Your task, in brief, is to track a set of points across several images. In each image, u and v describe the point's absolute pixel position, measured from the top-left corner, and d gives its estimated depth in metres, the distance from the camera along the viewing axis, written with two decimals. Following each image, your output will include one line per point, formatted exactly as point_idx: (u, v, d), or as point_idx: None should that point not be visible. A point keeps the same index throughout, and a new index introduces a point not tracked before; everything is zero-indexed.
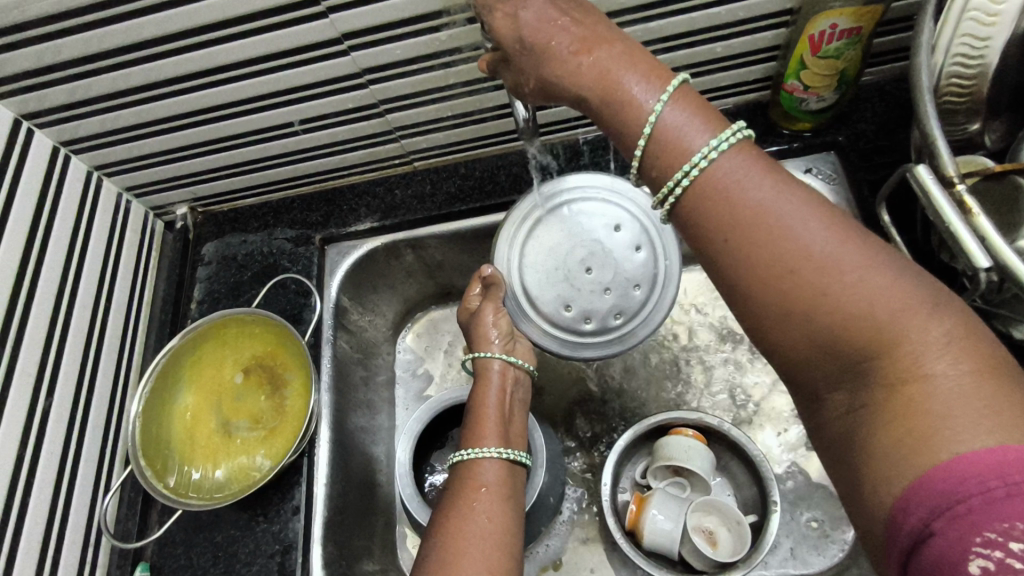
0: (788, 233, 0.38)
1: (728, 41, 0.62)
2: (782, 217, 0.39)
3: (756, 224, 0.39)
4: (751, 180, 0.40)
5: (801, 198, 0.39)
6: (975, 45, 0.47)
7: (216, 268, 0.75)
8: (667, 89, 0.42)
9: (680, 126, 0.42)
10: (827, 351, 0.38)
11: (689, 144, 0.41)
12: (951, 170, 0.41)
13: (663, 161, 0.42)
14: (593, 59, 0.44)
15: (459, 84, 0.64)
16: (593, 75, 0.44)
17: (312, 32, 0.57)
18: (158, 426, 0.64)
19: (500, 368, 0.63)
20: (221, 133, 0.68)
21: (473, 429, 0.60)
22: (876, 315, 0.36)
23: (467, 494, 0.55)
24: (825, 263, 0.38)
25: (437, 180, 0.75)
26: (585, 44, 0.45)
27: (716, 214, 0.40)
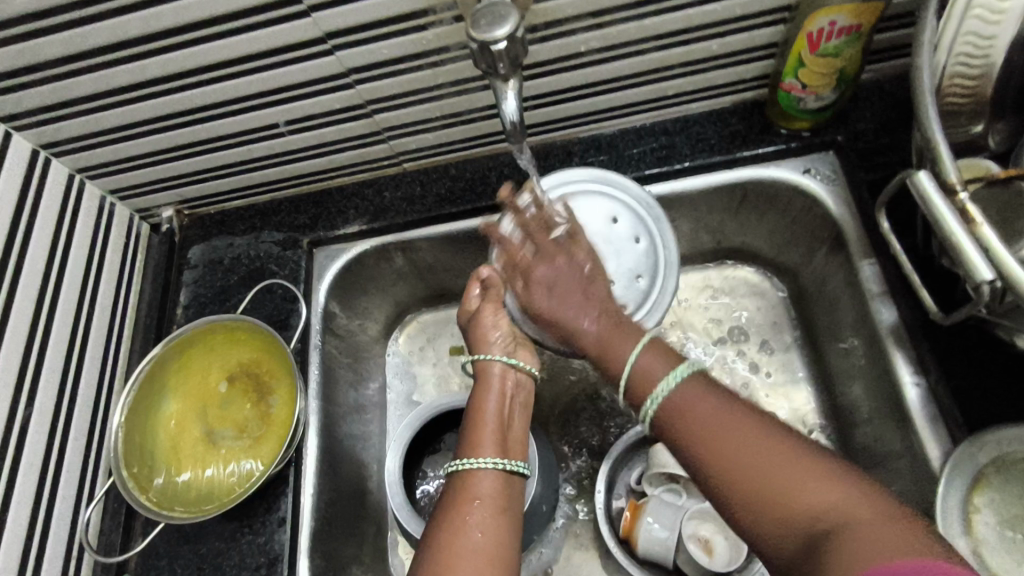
0: (732, 433, 0.46)
1: (724, 38, 0.60)
2: (711, 414, 0.48)
3: (708, 425, 0.47)
4: (706, 397, 0.49)
5: (745, 413, 0.48)
6: (979, 44, 0.45)
7: (202, 272, 0.74)
8: (641, 343, 0.55)
9: (653, 368, 0.53)
10: (779, 534, 0.42)
11: (657, 380, 0.52)
12: (953, 177, 0.39)
13: (638, 396, 0.53)
14: (582, 317, 0.58)
15: (448, 84, 0.62)
16: (581, 333, 0.58)
17: (295, 32, 0.55)
18: (142, 436, 0.62)
19: (500, 370, 0.59)
20: (206, 135, 0.66)
21: (468, 437, 0.56)
22: (793, 481, 0.43)
23: (461, 509, 0.52)
24: (747, 443, 0.46)
25: (426, 182, 0.73)
26: (581, 300, 0.58)
27: (676, 421, 0.49)
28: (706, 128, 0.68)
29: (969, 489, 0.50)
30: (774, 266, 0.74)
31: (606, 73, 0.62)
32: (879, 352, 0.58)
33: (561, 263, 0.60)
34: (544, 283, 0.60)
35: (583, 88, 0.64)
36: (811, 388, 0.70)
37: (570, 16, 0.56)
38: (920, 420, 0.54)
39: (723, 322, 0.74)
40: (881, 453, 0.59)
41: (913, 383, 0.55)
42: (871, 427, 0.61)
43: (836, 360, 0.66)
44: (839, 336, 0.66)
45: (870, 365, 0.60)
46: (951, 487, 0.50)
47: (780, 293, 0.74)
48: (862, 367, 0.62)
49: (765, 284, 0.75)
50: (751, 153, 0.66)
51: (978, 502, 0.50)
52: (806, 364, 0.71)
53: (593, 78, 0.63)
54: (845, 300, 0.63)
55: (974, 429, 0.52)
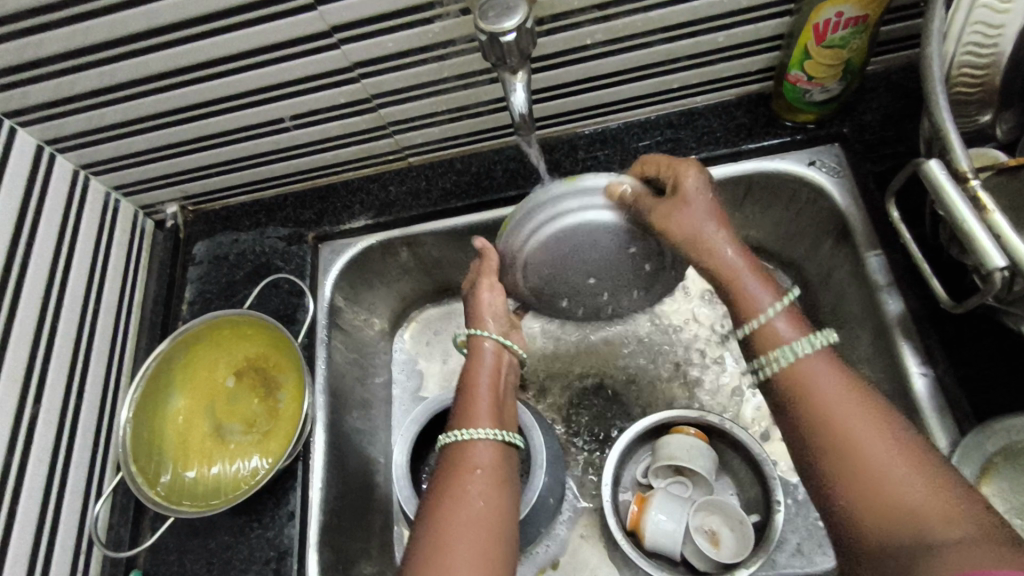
0: (851, 416, 0.45)
1: (730, 30, 0.60)
2: (841, 400, 0.46)
3: (828, 405, 0.46)
4: (832, 375, 0.47)
5: (873, 402, 0.46)
6: (988, 33, 0.45)
7: (208, 268, 0.74)
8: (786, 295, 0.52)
9: (786, 330, 0.50)
10: (880, 520, 0.42)
11: (784, 337, 0.49)
12: (965, 165, 0.39)
13: (760, 342, 0.51)
14: (728, 245, 0.54)
15: (454, 78, 0.62)
16: (719, 256, 0.54)
17: (301, 25, 0.55)
18: (149, 431, 0.62)
19: (493, 348, 0.60)
20: (211, 130, 0.66)
21: (464, 409, 0.57)
22: (914, 490, 0.41)
23: (461, 477, 0.52)
24: (874, 441, 0.44)
25: (432, 176, 0.73)
26: (724, 229, 0.55)
27: (789, 393, 0.48)
28: (711, 121, 0.68)
29: (978, 479, 0.50)
30: (779, 258, 0.74)
31: (612, 66, 0.62)
32: (886, 342, 0.58)
33: (709, 194, 0.55)
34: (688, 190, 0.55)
35: (589, 82, 0.64)
36: None
37: (576, 8, 0.56)
38: (928, 410, 0.53)
39: None
40: None
41: (920, 373, 0.54)
42: None
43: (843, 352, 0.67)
44: (845, 329, 0.66)
45: (877, 357, 0.60)
46: (961, 478, 0.49)
47: (786, 286, 0.74)
48: (868, 359, 0.62)
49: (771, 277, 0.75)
50: (756, 146, 0.66)
51: (988, 492, 0.50)
52: None
53: (599, 71, 0.63)
54: (852, 292, 0.63)
55: (981, 419, 0.52)
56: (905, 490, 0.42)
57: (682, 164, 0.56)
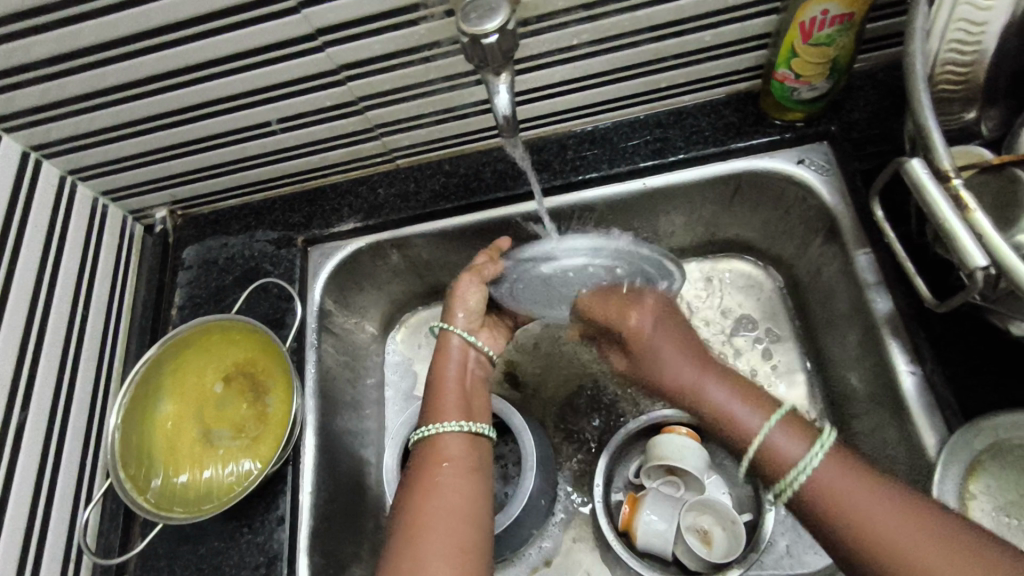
0: (890, 519, 0.42)
1: (717, 29, 0.60)
2: (856, 497, 0.44)
3: (865, 513, 0.43)
4: (852, 478, 0.45)
5: (884, 489, 0.44)
6: (971, 30, 0.45)
7: (197, 273, 0.73)
8: (776, 415, 0.50)
9: (788, 442, 0.48)
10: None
11: (791, 456, 0.48)
12: (947, 163, 0.39)
13: (768, 463, 0.49)
14: (715, 385, 0.53)
15: (440, 80, 0.62)
16: (710, 397, 0.53)
17: (284, 28, 0.55)
18: (139, 437, 0.62)
19: (459, 344, 0.62)
20: (197, 134, 0.66)
21: (433, 404, 0.58)
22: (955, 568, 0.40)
23: (429, 470, 0.53)
24: (899, 529, 0.42)
25: (420, 178, 0.73)
26: (697, 366, 0.55)
27: (826, 511, 0.45)
28: (700, 120, 0.68)
29: (965, 477, 0.50)
30: (770, 257, 0.74)
31: (599, 66, 0.62)
32: (875, 340, 0.58)
33: (661, 323, 0.58)
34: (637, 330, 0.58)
35: (576, 82, 0.64)
36: (808, 379, 0.70)
37: (562, 9, 0.55)
38: (915, 408, 0.53)
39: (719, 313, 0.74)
40: (880, 442, 0.59)
41: (908, 371, 0.54)
42: (868, 417, 0.61)
43: (834, 351, 0.66)
44: (835, 327, 0.66)
45: (866, 355, 0.60)
46: (947, 475, 0.50)
47: (777, 284, 0.75)
48: (859, 358, 0.62)
49: (762, 275, 0.75)
50: (745, 144, 0.66)
51: (975, 490, 0.50)
52: (803, 354, 0.71)
53: (586, 71, 0.62)
54: (841, 290, 0.63)
55: (970, 416, 0.52)
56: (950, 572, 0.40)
57: (624, 306, 0.59)
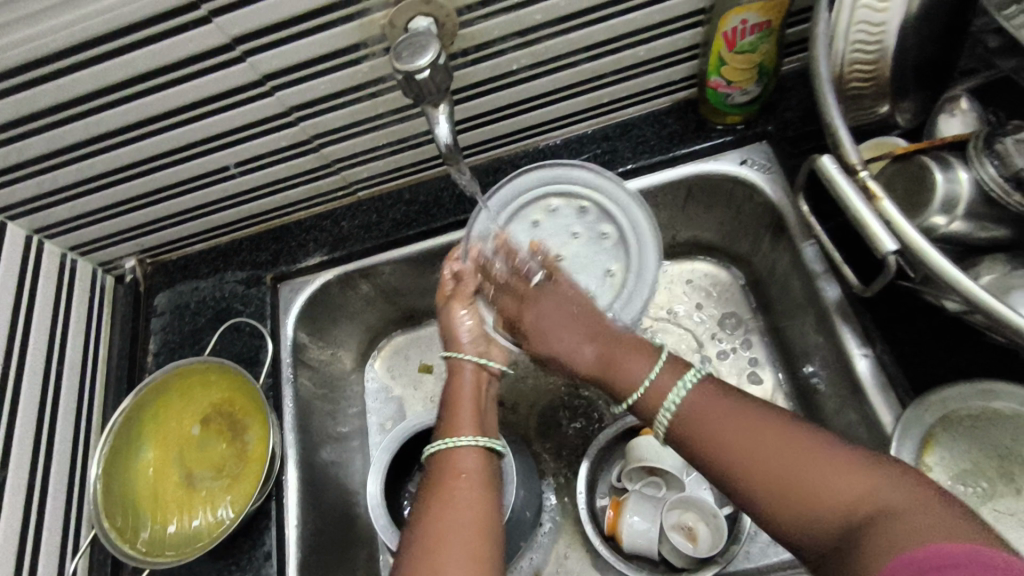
0: (751, 438, 0.49)
1: (649, 44, 0.62)
2: (707, 409, 0.52)
3: (718, 430, 0.50)
4: (706, 396, 0.52)
5: (727, 402, 0.51)
6: (871, 30, 0.47)
7: (170, 318, 0.75)
8: (657, 363, 0.56)
9: (666, 385, 0.55)
10: (806, 523, 0.45)
11: (665, 391, 0.54)
12: (854, 159, 0.41)
13: (649, 404, 0.55)
14: (586, 348, 0.60)
15: (389, 113, 0.64)
16: (584, 359, 0.60)
17: (232, 77, 0.57)
18: (121, 486, 0.63)
19: (472, 368, 0.62)
20: (158, 183, 0.68)
21: (448, 420, 0.58)
22: (792, 457, 0.46)
23: (447, 483, 0.53)
24: (745, 429, 0.49)
25: (381, 209, 0.75)
26: (581, 334, 0.61)
27: (696, 436, 0.51)
28: (645, 130, 0.71)
29: (920, 451, 0.51)
30: (728, 254, 0.77)
31: (541, 88, 0.65)
32: (827, 327, 0.60)
33: (553, 305, 0.62)
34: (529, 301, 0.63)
35: (521, 103, 0.66)
36: (773, 370, 0.73)
37: (498, 37, 0.58)
38: (870, 388, 0.55)
39: (683, 315, 0.77)
40: (842, 426, 0.61)
41: (861, 355, 0.56)
42: (831, 403, 0.63)
43: (795, 341, 0.69)
44: (794, 318, 0.68)
45: (821, 341, 0.63)
46: (903, 449, 0.51)
47: (738, 280, 0.77)
48: (816, 345, 0.64)
49: (721, 274, 0.78)
50: (688, 151, 0.68)
51: (930, 461, 0.52)
52: (768, 346, 0.74)
53: (529, 93, 0.65)
54: (795, 281, 0.66)
55: (921, 392, 0.54)
56: (790, 459, 0.46)
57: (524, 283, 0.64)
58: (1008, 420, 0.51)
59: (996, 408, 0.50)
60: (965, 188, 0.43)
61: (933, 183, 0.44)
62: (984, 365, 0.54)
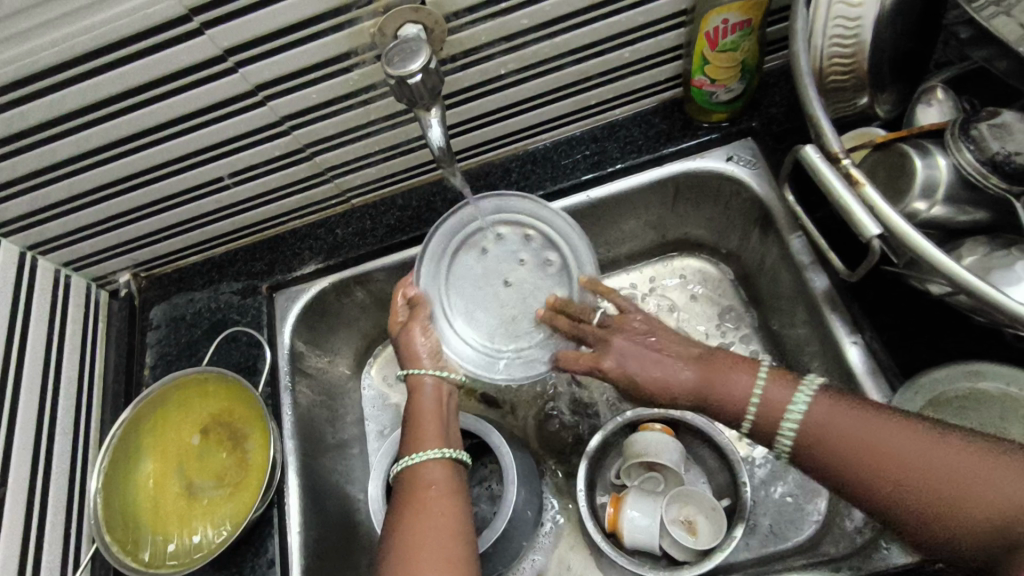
0: (893, 449, 0.47)
1: (634, 46, 0.64)
2: (834, 422, 0.50)
3: (853, 443, 0.49)
4: (829, 406, 0.50)
5: (854, 410, 0.50)
6: (848, 25, 0.49)
7: (166, 331, 0.75)
8: (762, 373, 0.53)
9: (779, 397, 0.52)
10: (968, 529, 0.45)
11: (781, 406, 0.51)
12: (837, 147, 0.43)
13: (764, 420, 0.52)
14: (683, 367, 0.55)
15: (380, 120, 0.65)
16: (682, 380, 0.55)
17: (225, 89, 0.58)
18: (121, 498, 0.63)
19: (433, 382, 0.61)
20: (152, 196, 0.68)
21: (412, 435, 0.58)
22: (943, 468, 0.46)
23: (416, 499, 0.54)
24: (882, 442, 0.48)
25: (375, 215, 0.76)
26: (671, 355, 0.56)
27: (829, 450, 0.50)
28: (633, 131, 0.72)
29: None
30: (719, 250, 0.78)
31: (529, 91, 0.66)
32: (818, 317, 0.61)
33: (633, 344, 0.57)
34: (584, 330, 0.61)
35: (511, 107, 0.67)
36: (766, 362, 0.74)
37: (486, 42, 0.59)
38: (861, 374, 0.56)
39: (677, 312, 0.78)
40: None
41: (853, 342, 0.57)
42: None
43: (788, 333, 0.70)
44: (784, 310, 0.69)
45: (812, 332, 0.64)
46: None
47: (728, 275, 0.78)
48: (807, 335, 0.65)
49: (711, 268, 0.79)
50: (676, 149, 0.70)
51: None
52: (760, 339, 0.75)
53: (518, 97, 0.66)
54: (784, 273, 0.67)
55: (910, 376, 0.56)
56: (941, 470, 0.46)
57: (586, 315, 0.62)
58: (995, 400, 0.52)
59: (984, 388, 0.52)
60: (944, 173, 0.44)
61: (913, 170, 0.45)
62: (970, 349, 0.55)
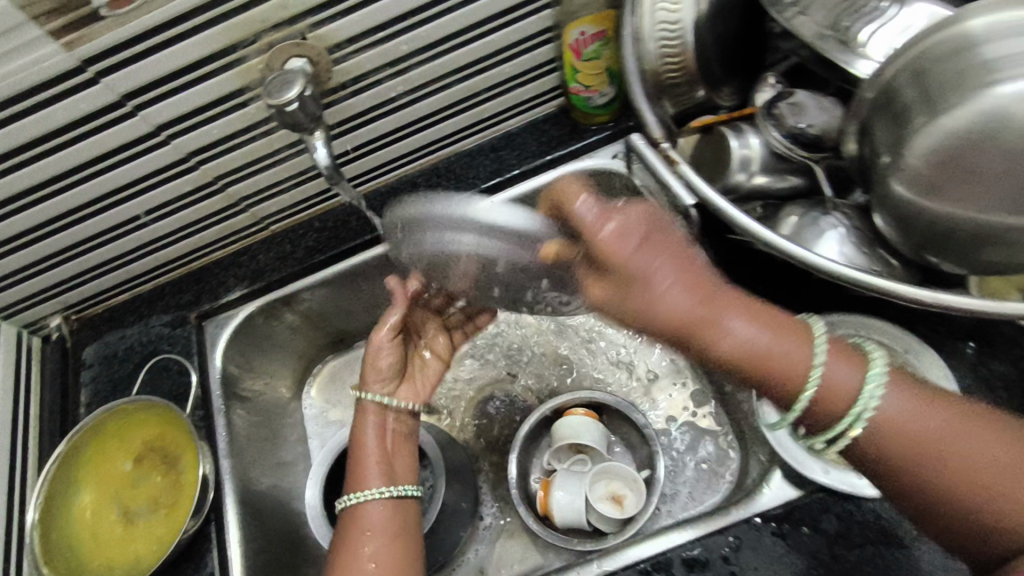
0: (948, 434, 0.48)
1: (511, 61, 0.70)
2: (898, 405, 0.48)
3: (915, 429, 0.48)
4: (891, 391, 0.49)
5: (917, 396, 0.49)
6: (672, 28, 0.56)
7: (99, 368, 0.77)
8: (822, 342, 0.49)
9: (838, 371, 0.48)
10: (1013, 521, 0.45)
11: (847, 384, 0.48)
12: (658, 134, 0.59)
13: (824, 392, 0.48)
14: (689, 291, 0.47)
15: (283, 148, 0.69)
16: (679, 300, 0.46)
17: (128, 131, 0.62)
18: (58, 526, 0.65)
19: (376, 414, 0.64)
20: (72, 239, 0.71)
21: (356, 473, 0.62)
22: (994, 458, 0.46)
23: (354, 541, 0.58)
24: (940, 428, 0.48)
25: (294, 239, 0.80)
26: (684, 277, 0.47)
27: (888, 435, 0.48)
28: (527, 138, 0.78)
29: None
30: None
31: (422, 110, 0.71)
32: None
33: (646, 236, 0.46)
34: (615, 248, 0.46)
35: (407, 127, 0.73)
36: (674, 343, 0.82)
37: (371, 69, 0.64)
38: None
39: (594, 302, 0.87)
40: None
41: None
42: None
43: None
44: None
45: None
46: None
47: None
48: None
49: None
50: (568, 150, 0.75)
51: None
52: None
53: (412, 117, 0.72)
54: None
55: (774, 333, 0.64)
56: (992, 460, 0.46)
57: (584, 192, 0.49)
58: None
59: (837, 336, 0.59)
60: (757, 151, 0.57)
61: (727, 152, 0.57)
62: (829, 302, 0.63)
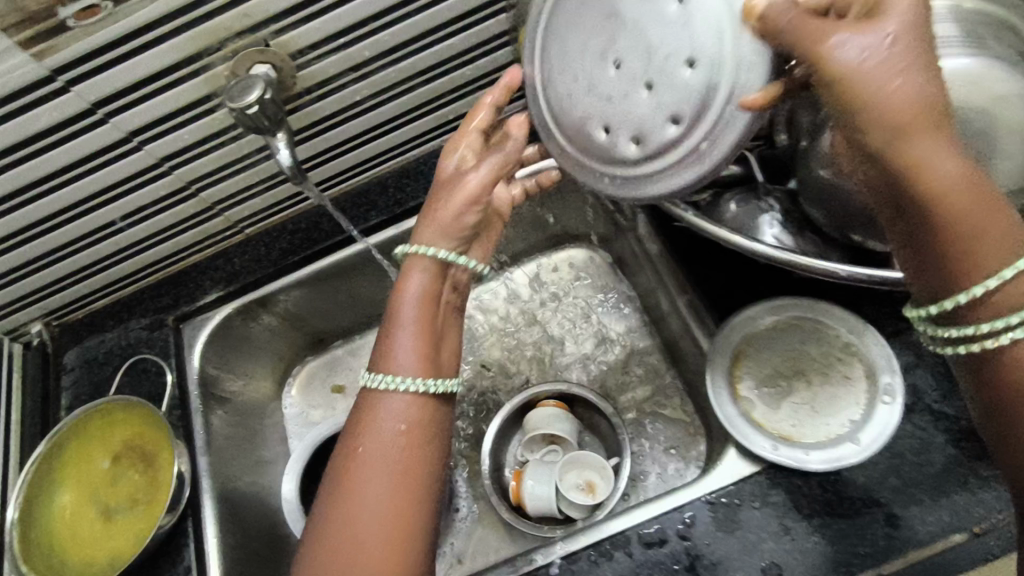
0: None
1: (472, 64, 0.73)
2: None
3: None
4: None
5: None
6: None
7: (80, 372, 0.79)
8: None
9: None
10: None
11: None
12: None
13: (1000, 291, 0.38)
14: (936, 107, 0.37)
15: (254, 152, 0.72)
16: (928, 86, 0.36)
17: (100, 137, 0.64)
18: (39, 522, 0.67)
19: (431, 275, 0.56)
20: (49, 245, 0.73)
21: (388, 346, 0.55)
22: None
23: (375, 434, 0.52)
24: None
25: (268, 241, 0.82)
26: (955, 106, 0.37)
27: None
28: None
29: (732, 364, 0.63)
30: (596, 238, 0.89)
31: (387, 113, 0.74)
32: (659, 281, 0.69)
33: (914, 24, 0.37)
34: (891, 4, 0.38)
35: (373, 130, 0.75)
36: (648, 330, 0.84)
37: (335, 74, 0.67)
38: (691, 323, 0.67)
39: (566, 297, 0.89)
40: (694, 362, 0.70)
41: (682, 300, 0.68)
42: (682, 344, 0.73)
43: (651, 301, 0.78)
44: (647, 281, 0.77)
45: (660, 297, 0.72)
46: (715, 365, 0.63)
47: (608, 260, 0.90)
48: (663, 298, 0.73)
49: (594, 255, 0.91)
50: None
51: (742, 373, 0.63)
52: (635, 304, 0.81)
53: (379, 120, 0.74)
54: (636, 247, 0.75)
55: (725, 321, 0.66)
56: None
57: None
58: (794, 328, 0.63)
59: (784, 319, 0.63)
60: None
61: None
62: (781, 289, 0.65)
